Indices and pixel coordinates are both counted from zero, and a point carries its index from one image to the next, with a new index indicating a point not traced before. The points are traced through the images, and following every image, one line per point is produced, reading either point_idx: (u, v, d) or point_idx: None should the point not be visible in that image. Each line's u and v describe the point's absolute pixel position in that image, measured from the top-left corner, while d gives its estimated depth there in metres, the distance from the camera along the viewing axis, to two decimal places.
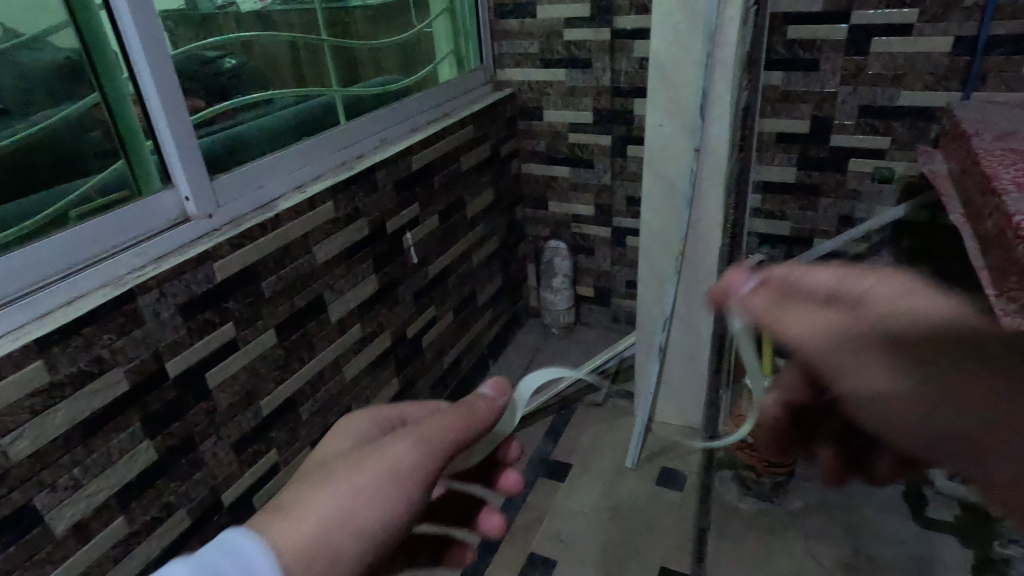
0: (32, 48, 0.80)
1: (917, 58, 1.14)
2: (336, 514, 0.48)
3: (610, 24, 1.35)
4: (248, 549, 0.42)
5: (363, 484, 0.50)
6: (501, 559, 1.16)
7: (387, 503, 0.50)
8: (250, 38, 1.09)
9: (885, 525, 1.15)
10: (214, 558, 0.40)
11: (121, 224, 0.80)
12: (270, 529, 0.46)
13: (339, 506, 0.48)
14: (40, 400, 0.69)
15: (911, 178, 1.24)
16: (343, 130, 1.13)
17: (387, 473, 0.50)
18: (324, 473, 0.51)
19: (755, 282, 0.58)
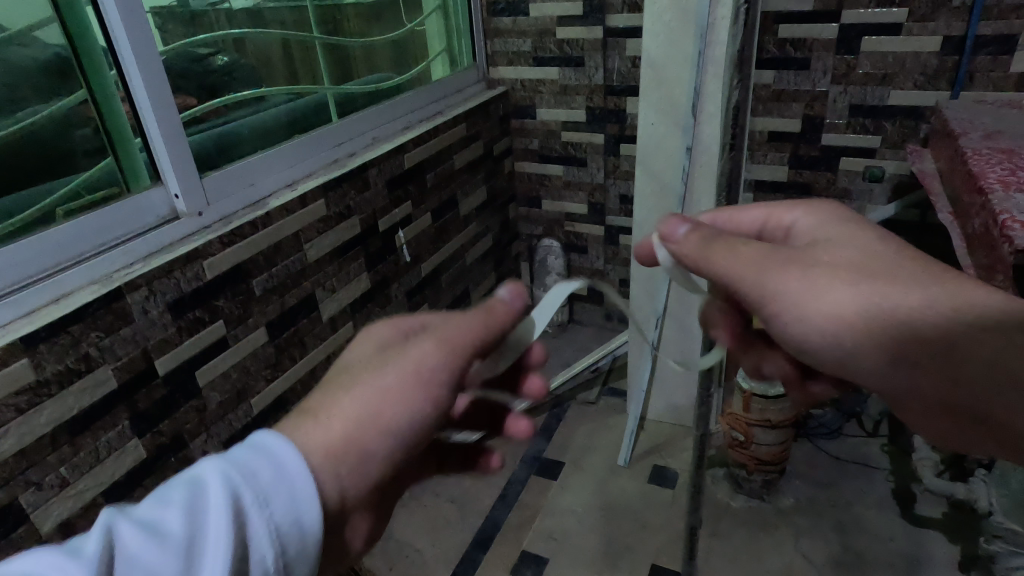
0: (19, 43, 0.78)
1: (907, 58, 1.14)
2: (365, 414, 0.46)
3: (602, 23, 1.35)
4: (283, 452, 0.40)
5: (391, 384, 0.47)
6: (492, 557, 1.16)
7: (414, 400, 0.48)
8: (242, 35, 1.07)
9: (874, 522, 1.16)
10: (247, 460, 0.38)
11: (109, 222, 0.80)
12: (298, 433, 0.43)
13: (367, 407, 0.46)
14: (26, 398, 0.69)
15: (901, 177, 1.25)
16: (335, 127, 1.12)
17: (412, 375, 0.48)
18: (349, 375, 0.48)
19: (686, 228, 0.57)
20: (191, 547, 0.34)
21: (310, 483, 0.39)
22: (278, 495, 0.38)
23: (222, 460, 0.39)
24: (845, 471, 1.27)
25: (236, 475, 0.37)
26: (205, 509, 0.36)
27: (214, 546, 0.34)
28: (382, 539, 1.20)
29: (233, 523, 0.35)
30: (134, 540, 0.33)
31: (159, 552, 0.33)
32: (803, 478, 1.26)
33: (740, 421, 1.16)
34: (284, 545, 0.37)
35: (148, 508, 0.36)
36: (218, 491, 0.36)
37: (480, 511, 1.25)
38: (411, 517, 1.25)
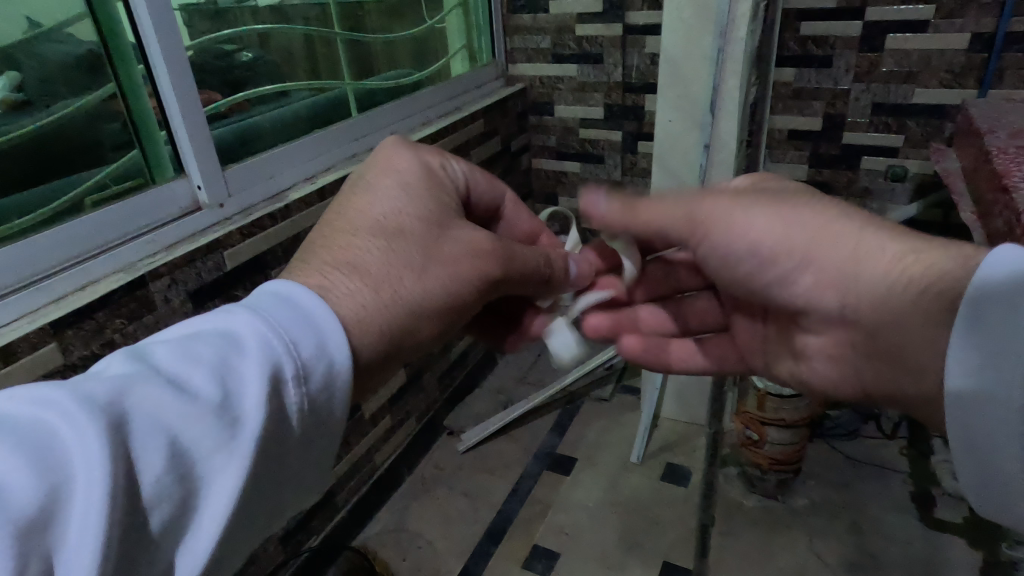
0: (56, 41, 0.82)
1: (933, 55, 1.13)
2: (418, 284, 0.53)
3: (622, 19, 1.34)
4: (317, 314, 0.45)
5: (451, 266, 0.55)
6: (504, 549, 1.17)
7: (456, 284, 0.56)
8: (266, 30, 1.09)
9: (891, 524, 1.14)
10: (283, 321, 0.44)
11: (134, 211, 0.82)
12: (354, 288, 0.49)
13: (422, 279, 0.53)
14: (54, 381, 0.71)
15: (924, 177, 1.24)
16: (354, 122, 1.14)
17: (459, 265, 0.56)
18: (403, 243, 0.54)
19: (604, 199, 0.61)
20: (227, 404, 0.40)
21: (342, 347, 0.45)
22: (313, 366, 0.43)
23: (258, 319, 0.44)
24: (862, 472, 1.25)
25: (269, 340, 0.43)
26: (236, 373, 0.41)
27: (244, 405, 0.40)
28: (395, 530, 1.22)
29: (263, 388, 0.41)
30: (169, 394, 0.39)
31: (191, 408, 0.39)
32: (818, 478, 1.25)
33: (754, 420, 1.16)
34: (311, 400, 0.43)
35: (182, 358, 0.41)
36: (253, 357, 0.42)
37: (492, 505, 1.26)
38: (424, 508, 1.26)
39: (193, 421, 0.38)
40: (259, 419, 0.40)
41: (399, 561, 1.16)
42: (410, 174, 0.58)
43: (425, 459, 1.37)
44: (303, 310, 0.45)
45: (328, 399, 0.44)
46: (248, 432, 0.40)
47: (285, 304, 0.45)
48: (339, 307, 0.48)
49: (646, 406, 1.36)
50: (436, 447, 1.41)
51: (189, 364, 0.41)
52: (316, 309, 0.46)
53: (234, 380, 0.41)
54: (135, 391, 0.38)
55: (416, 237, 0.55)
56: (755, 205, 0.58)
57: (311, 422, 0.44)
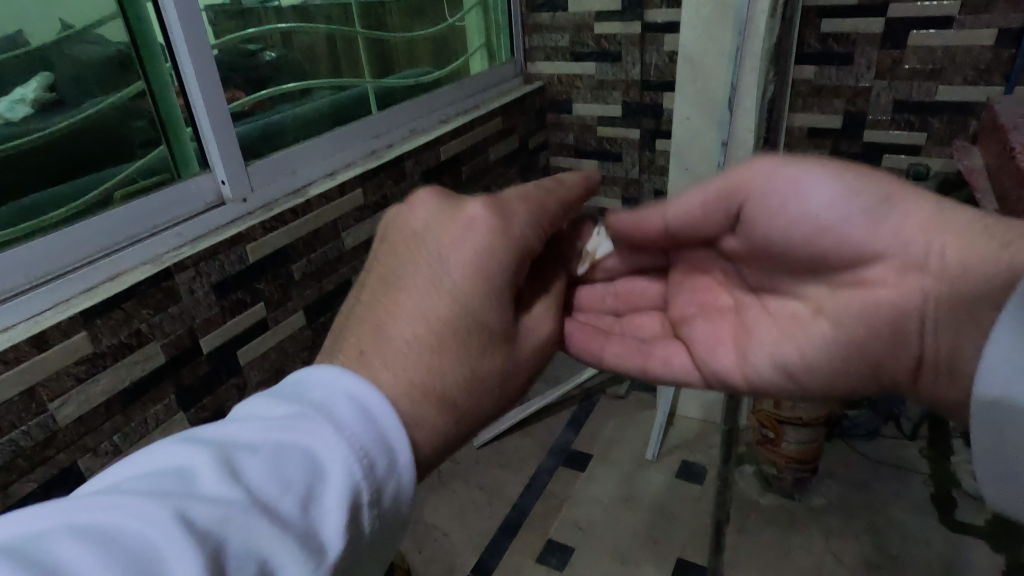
0: (89, 41, 0.84)
1: (958, 51, 1.11)
2: (489, 390, 0.52)
3: (641, 17, 1.34)
4: (396, 431, 0.43)
5: (513, 364, 0.55)
6: (519, 543, 1.18)
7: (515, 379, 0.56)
8: (289, 29, 1.11)
9: (910, 526, 1.13)
10: (365, 439, 0.41)
11: (160, 205, 0.84)
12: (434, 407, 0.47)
13: (491, 386, 0.52)
14: (83, 369, 0.73)
15: (947, 175, 1.22)
16: (374, 119, 1.15)
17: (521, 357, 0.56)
18: (478, 339, 0.51)
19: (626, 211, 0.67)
20: (309, 538, 0.36)
21: (410, 469, 0.43)
22: (386, 489, 0.41)
23: (344, 438, 0.40)
24: (881, 473, 1.24)
25: (355, 461, 0.40)
26: (322, 494, 0.38)
27: (330, 533, 0.37)
28: (412, 522, 1.24)
29: (348, 516, 0.38)
30: (256, 518, 0.34)
31: (280, 540, 0.34)
32: (835, 478, 1.24)
33: (770, 418, 1.15)
34: (382, 523, 0.41)
35: (265, 472, 0.37)
36: (337, 477, 0.39)
37: (508, 499, 1.27)
38: (440, 501, 1.28)
39: (282, 554, 0.34)
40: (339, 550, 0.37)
41: (414, 553, 1.17)
42: (491, 257, 0.52)
43: (441, 453, 1.38)
44: (382, 427, 0.42)
45: (396, 518, 0.42)
46: (332, 564, 0.36)
47: (366, 412, 0.42)
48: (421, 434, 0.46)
49: (663, 402, 1.36)
50: None
51: (271, 483, 0.37)
52: (398, 427, 0.43)
53: (318, 501, 0.38)
54: (219, 517, 0.34)
55: (486, 343, 0.52)
56: (817, 165, 0.56)
57: (376, 546, 0.41)
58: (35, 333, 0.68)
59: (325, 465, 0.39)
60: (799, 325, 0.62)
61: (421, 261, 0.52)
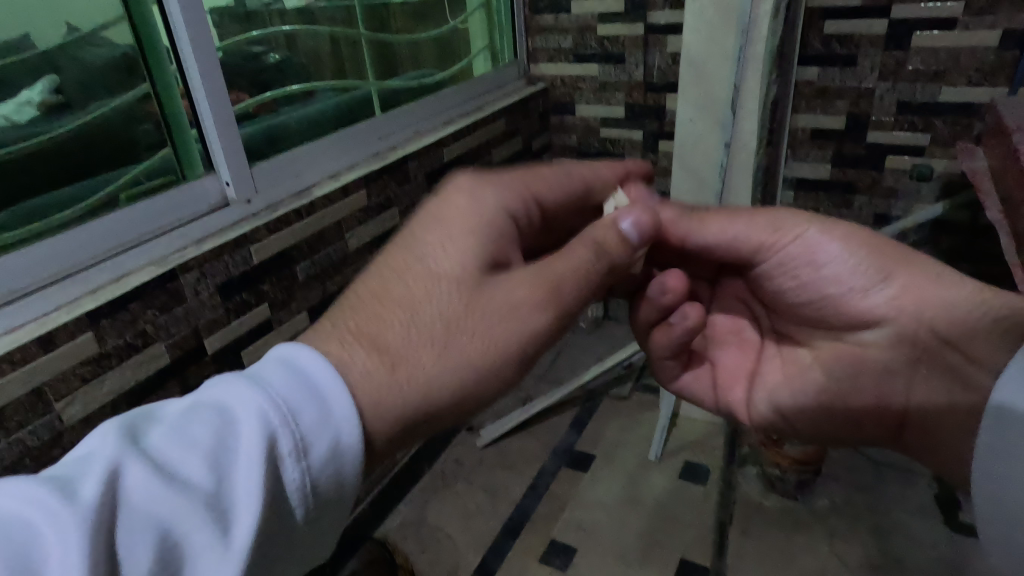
0: (94, 44, 0.85)
1: (962, 53, 1.11)
2: (454, 356, 0.49)
3: (644, 19, 1.35)
4: (327, 384, 0.42)
5: (492, 331, 0.50)
6: (522, 544, 1.18)
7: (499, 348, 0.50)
8: (292, 32, 1.11)
9: (915, 529, 1.13)
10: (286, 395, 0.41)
11: (166, 207, 0.84)
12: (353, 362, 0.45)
13: (456, 351, 0.49)
14: (90, 369, 0.74)
15: (951, 176, 1.22)
16: (377, 121, 1.16)
17: (501, 314, 0.51)
18: (431, 297, 0.49)
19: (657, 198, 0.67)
20: (216, 502, 0.37)
21: (351, 423, 0.42)
22: (314, 442, 0.41)
23: (261, 396, 0.41)
24: (885, 476, 1.24)
25: (270, 416, 0.40)
26: (233, 454, 0.39)
27: (241, 492, 0.38)
28: (416, 523, 1.24)
29: (266, 471, 0.39)
30: (154, 481, 0.36)
31: (176, 500, 0.36)
32: (839, 480, 1.24)
33: None
34: (317, 481, 0.41)
35: (173, 441, 0.39)
36: (252, 435, 0.39)
37: (511, 500, 1.27)
38: (443, 502, 1.28)
39: (180, 515, 0.36)
40: (256, 508, 0.38)
41: (418, 554, 1.18)
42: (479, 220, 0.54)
43: (445, 454, 1.38)
44: (309, 383, 0.42)
45: (337, 476, 0.42)
46: (246, 523, 0.37)
47: (290, 371, 0.42)
48: (357, 390, 0.44)
49: (665, 405, 1.35)
50: (456, 443, 1.43)
51: (180, 449, 0.38)
52: (330, 381, 0.43)
53: (229, 460, 0.39)
54: (112, 480, 0.36)
55: (447, 298, 0.49)
56: (840, 231, 0.64)
57: (315, 507, 0.41)
58: (43, 334, 0.69)
59: (238, 425, 0.40)
60: (795, 370, 0.70)
61: (410, 238, 0.53)
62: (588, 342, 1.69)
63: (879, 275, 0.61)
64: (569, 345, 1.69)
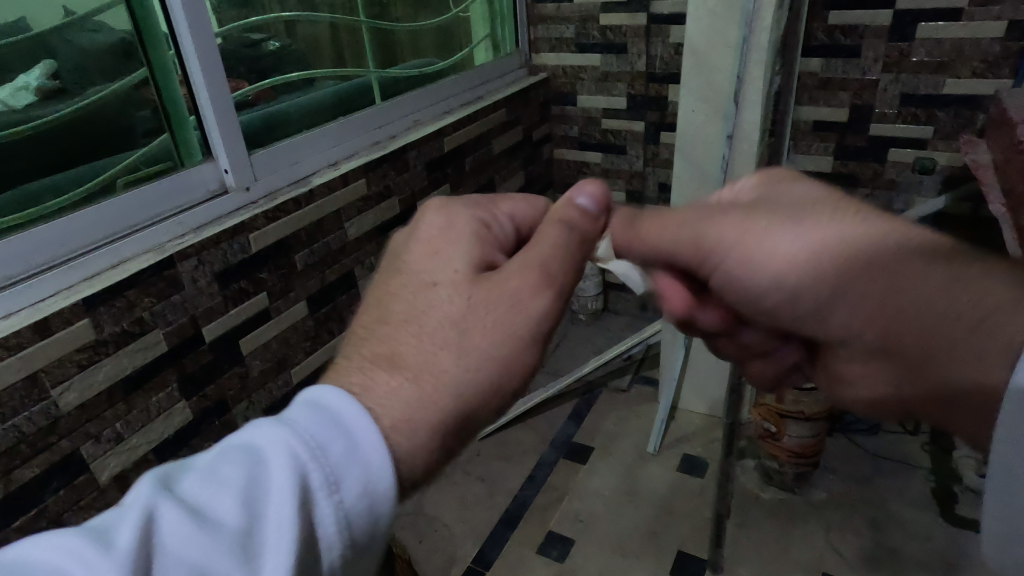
0: (89, 29, 0.83)
1: (966, 44, 1.10)
2: (462, 363, 0.42)
3: (646, 8, 1.34)
4: (354, 412, 0.36)
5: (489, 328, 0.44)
6: (520, 535, 1.18)
7: (505, 344, 0.44)
8: (292, 18, 1.09)
9: (911, 521, 1.13)
10: (310, 423, 0.35)
11: (163, 193, 0.84)
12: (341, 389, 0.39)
13: (457, 356, 0.42)
14: (86, 356, 0.73)
15: (954, 169, 1.21)
16: (377, 110, 1.15)
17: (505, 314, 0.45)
18: (423, 313, 0.44)
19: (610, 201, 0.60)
20: (247, 541, 0.31)
21: (383, 454, 0.35)
22: (349, 476, 0.34)
23: (287, 428, 0.35)
24: (882, 469, 1.24)
25: (299, 451, 0.34)
26: (264, 492, 0.33)
27: (271, 538, 0.31)
28: (413, 513, 1.24)
29: (299, 508, 0.32)
30: (179, 523, 0.31)
31: (201, 547, 0.30)
32: (837, 473, 1.24)
33: (773, 412, 1.15)
34: (355, 522, 0.33)
35: (201, 479, 0.33)
36: (283, 469, 0.33)
37: (509, 491, 1.27)
38: (440, 493, 1.28)
39: (206, 562, 0.30)
40: (290, 552, 0.31)
41: (415, 544, 1.18)
42: (444, 238, 0.49)
43: None
44: (336, 412, 0.36)
45: (376, 522, 0.34)
46: (281, 574, 0.30)
47: (320, 399, 0.37)
48: (377, 413, 0.37)
49: (665, 395, 1.35)
50: None
51: (208, 488, 0.33)
52: (358, 411, 0.36)
53: (260, 498, 0.33)
54: (141, 529, 0.30)
55: (445, 304, 0.44)
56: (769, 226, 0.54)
57: (353, 555, 0.34)
58: (38, 320, 0.68)
59: (265, 459, 0.34)
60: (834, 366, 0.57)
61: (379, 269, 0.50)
62: (587, 334, 1.69)
63: (826, 284, 0.50)
64: (568, 337, 1.69)
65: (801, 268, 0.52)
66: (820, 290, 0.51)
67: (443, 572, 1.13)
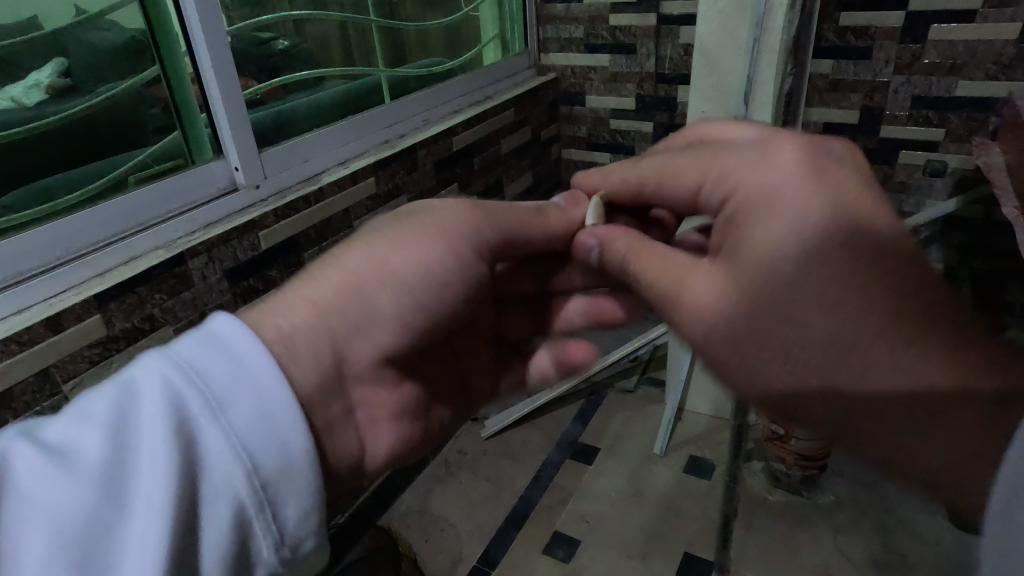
0: (101, 28, 0.85)
1: (979, 46, 1.10)
2: (364, 273, 0.51)
3: (656, 9, 1.33)
4: (226, 338, 0.41)
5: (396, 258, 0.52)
6: (526, 535, 1.18)
7: (413, 263, 0.52)
8: (302, 17, 1.09)
9: (920, 526, 1.12)
10: (188, 351, 0.40)
11: (173, 191, 0.84)
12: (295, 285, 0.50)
13: (366, 266, 0.51)
14: (97, 351, 0.74)
15: (965, 172, 1.20)
16: (387, 109, 1.15)
17: (425, 239, 0.54)
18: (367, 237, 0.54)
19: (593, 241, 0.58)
20: (125, 465, 0.35)
21: (257, 368, 0.40)
22: (224, 397, 0.38)
23: (164, 361, 0.39)
24: None
25: (173, 381, 0.38)
26: (138, 419, 0.37)
27: (146, 460, 0.35)
28: (419, 512, 1.24)
29: (178, 429, 0.37)
30: (36, 469, 0.33)
31: (68, 485, 0.33)
32: (844, 476, 1.23)
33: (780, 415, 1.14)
34: (242, 434, 0.38)
35: (80, 419, 0.37)
36: (159, 398, 0.37)
37: (514, 491, 1.27)
38: (447, 492, 1.28)
39: (70, 500, 0.33)
40: (171, 472, 0.35)
41: (421, 542, 1.18)
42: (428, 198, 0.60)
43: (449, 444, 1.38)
44: (213, 342, 0.40)
45: (275, 439, 0.39)
46: (166, 490, 0.35)
47: (196, 335, 0.41)
48: (276, 320, 0.46)
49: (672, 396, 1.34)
50: (460, 433, 1.42)
51: (82, 424, 0.37)
52: (243, 337, 0.41)
53: (133, 433, 0.36)
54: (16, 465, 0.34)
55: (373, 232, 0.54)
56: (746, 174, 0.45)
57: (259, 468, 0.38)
58: (51, 315, 0.69)
59: (140, 394, 0.38)
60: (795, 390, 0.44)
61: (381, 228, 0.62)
62: None
63: (807, 238, 0.40)
64: None
65: (791, 234, 0.41)
66: (802, 249, 0.40)
67: (449, 572, 1.13)
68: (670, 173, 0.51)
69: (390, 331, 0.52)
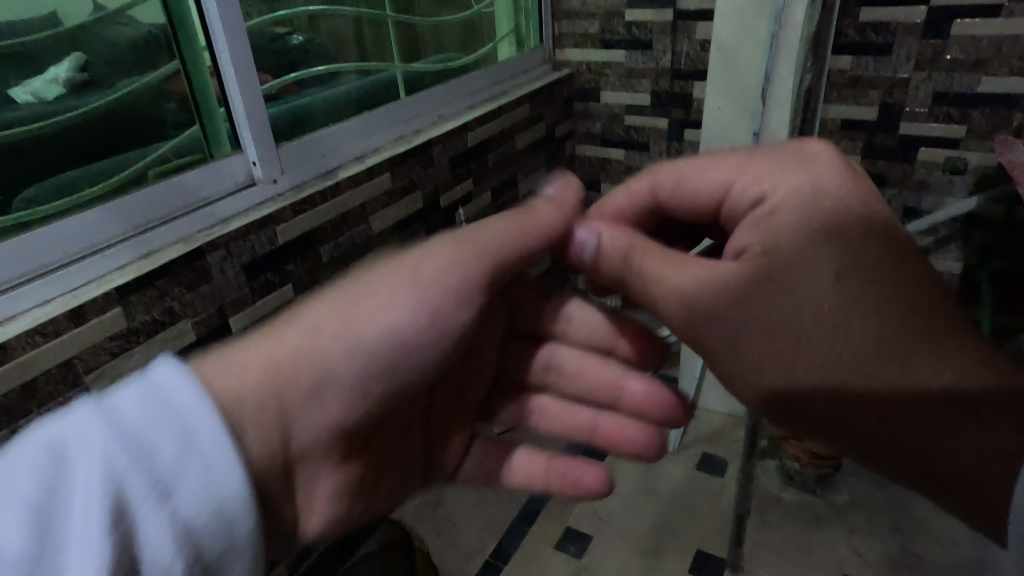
0: (117, 24, 0.89)
1: (1003, 41, 1.08)
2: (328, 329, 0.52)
3: (673, 5, 1.33)
4: (177, 409, 0.43)
5: (356, 322, 0.53)
6: (538, 530, 1.18)
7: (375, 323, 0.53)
8: (317, 13, 1.10)
9: (937, 527, 1.11)
10: (135, 425, 0.42)
11: (192, 185, 0.84)
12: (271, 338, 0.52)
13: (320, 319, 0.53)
14: (118, 343, 0.74)
15: (987, 170, 1.18)
16: (402, 104, 1.15)
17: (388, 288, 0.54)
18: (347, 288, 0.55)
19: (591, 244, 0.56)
20: (53, 546, 0.36)
21: (213, 452, 0.42)
22: (173, 483, 0.41)
23: (111, 432, 0.41)
24: None
25: (119, 457, 0.40)
26: (69, 495, 0.39)
27: (79, 542, 0.37)
28: (431, 507, 1.25)
29: (117, 514, 0.38)
30: None
31: None
32: (860, 476, 1.22)
33: None
34: (185, 520, 0.41)
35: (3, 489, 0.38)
36: (103, 476, 0.39)
37: None
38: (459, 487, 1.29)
39: None
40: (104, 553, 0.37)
41: (434, 537, 1.19)
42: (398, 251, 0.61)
43: None
44: (165, 417, 0.43)
45: (217, 529, 0.42)
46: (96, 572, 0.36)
47: (140, 399, 0.43)
48: (222, 384, 0.47)
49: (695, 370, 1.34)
50: None
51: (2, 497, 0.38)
52: (189, 395, 0.44)
53: (62, 515, 0.38)
54: None
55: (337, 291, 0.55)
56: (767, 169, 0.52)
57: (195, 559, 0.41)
58: (73, 308, 0.70)
59: (78, 475, 0.39)
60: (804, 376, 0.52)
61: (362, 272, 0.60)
62: None
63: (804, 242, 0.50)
64: None
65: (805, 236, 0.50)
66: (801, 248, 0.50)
67: (460, 566, 1.14)
68: (688, 172, 0.56)
69: (344, 403, 0.54)
